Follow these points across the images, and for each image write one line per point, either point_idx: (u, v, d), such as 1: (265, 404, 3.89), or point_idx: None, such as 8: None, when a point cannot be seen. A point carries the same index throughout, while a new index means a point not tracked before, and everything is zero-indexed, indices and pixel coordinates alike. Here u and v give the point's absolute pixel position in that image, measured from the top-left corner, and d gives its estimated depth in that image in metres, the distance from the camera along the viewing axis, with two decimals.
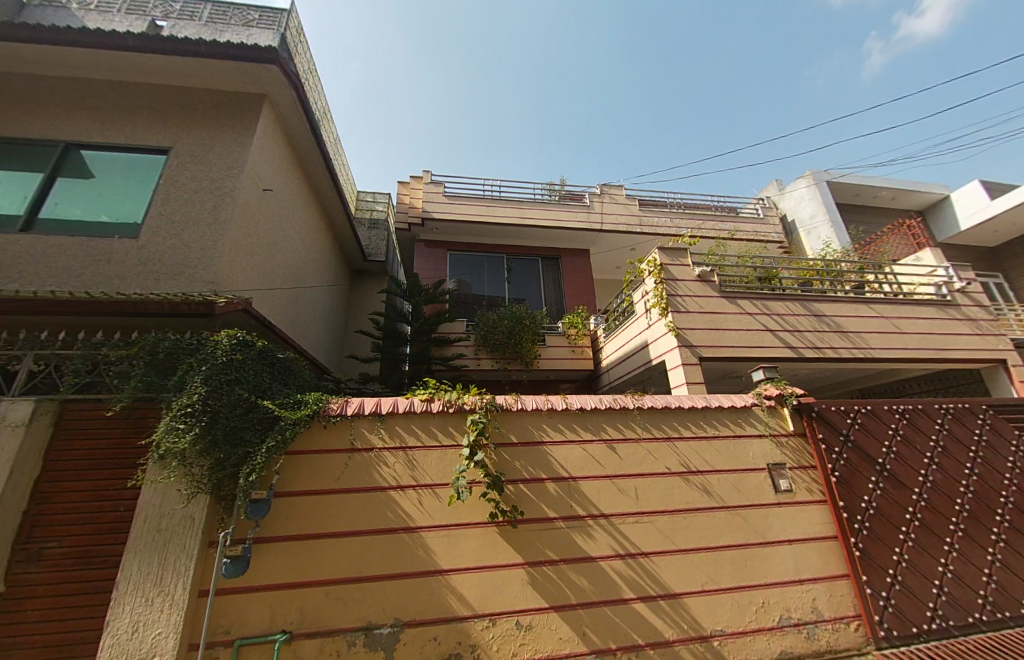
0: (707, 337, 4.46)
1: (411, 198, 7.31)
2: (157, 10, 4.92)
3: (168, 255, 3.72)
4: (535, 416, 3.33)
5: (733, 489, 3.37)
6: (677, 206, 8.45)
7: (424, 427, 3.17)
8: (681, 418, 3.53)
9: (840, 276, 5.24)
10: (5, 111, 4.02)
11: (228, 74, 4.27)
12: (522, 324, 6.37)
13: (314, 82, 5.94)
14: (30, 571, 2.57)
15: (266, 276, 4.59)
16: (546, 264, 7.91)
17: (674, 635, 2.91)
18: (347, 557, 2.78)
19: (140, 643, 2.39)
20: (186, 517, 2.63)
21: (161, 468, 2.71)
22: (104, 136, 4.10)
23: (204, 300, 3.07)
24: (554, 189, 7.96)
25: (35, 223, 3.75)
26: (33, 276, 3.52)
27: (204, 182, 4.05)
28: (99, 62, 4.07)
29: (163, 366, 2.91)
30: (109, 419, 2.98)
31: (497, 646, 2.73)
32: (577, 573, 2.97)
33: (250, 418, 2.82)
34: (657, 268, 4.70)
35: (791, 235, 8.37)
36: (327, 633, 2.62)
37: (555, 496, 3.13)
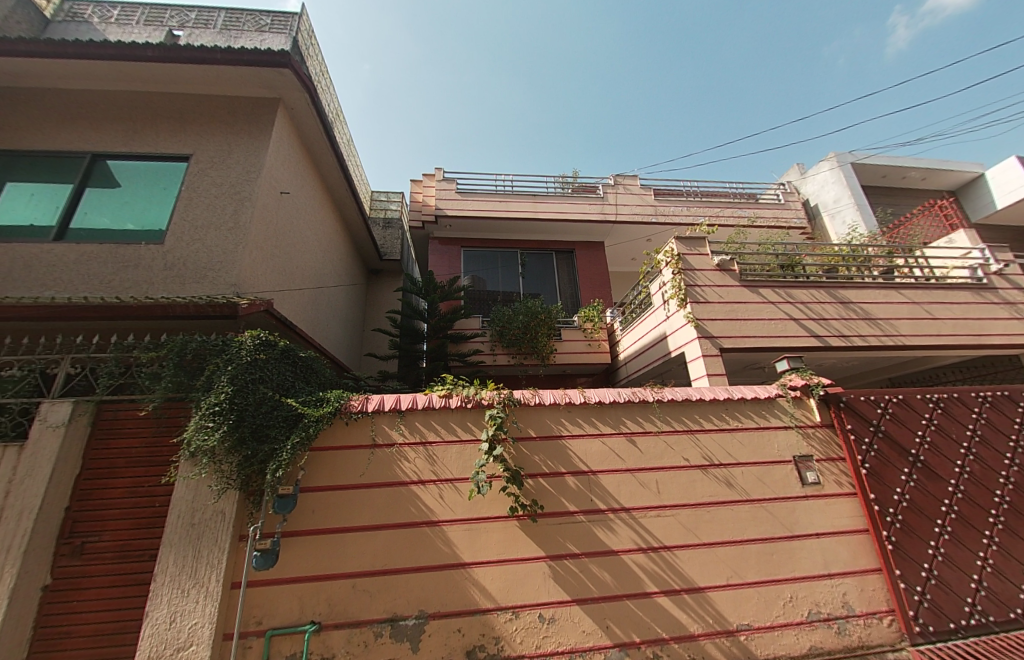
0: (728, 328, 4.35)
1: (423, 197, 7.36)
2: (174, 20, 5.10)
3: (191, 260, 3.82)
4: (553, 411, 3.32)
5: (758, 481, 3.29)
6: (693, 195, 8.27)
7: (443, 423, 3.19)
8: (702, 410, 3.46)
9: (867, 262, 5.03)
10: (37, 124, 4.21)
11: (244, 79, 4.34)
12: (538, 319, 6.32)
13: (326, 84, 6.01)
14: (73, 564, 2.70)
15: (285, 278, 4.68)
16: (560, 257, 7.84)
17: (700, 630, 2.88)
18: (371, 551, 2.83)
19: (177, 633, 2.49)
20: (217, 511, 2.73)
21: (192, 466, 2.81)
22: (127, 145, 4.23)
23: (227, 302, 3.15)
24: (566, 182, 7.87)
25: (66, 232, 3.90)
26: (68, 283, 3.67)
27: (224, 187, 4.14)
28: (121, 74, 4.21)
29: (191, 367, 3.00)
30: (141, 419, 3.10)
31: (520, 638, 2.75)
32: (599, 566, 2.96)
33: (275, 416, 2.89)
34: (673, 258, 4.59)
35: (813, 220, 8.07)
36: (354, 624, 2.68)
37: (575, 490, 3.12)
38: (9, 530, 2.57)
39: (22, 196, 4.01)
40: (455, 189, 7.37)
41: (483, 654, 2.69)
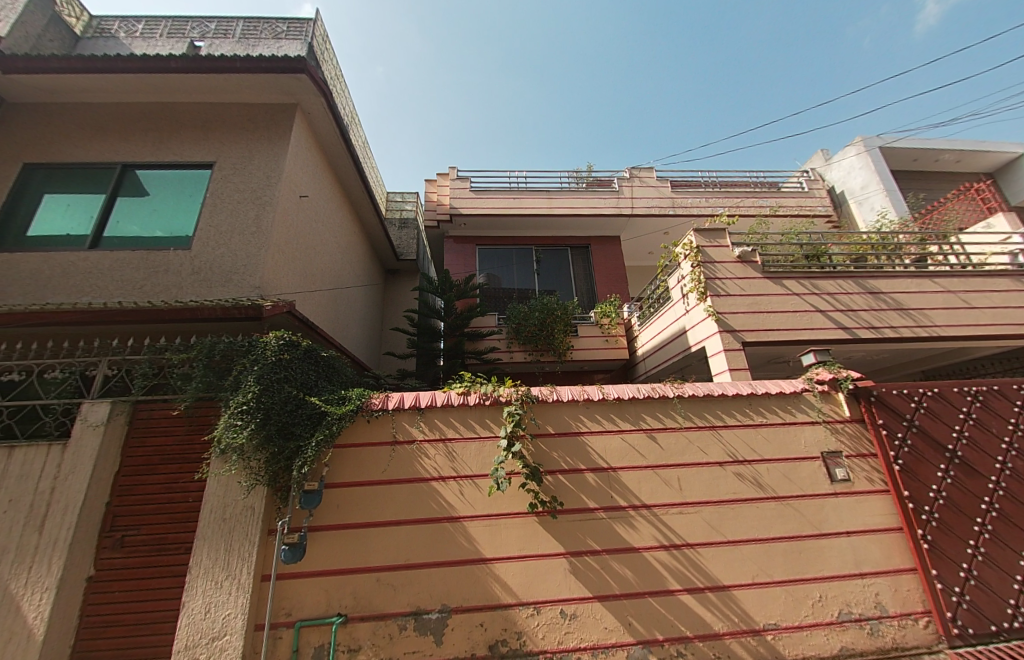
0: (750, 321, 4.24)
1: (438, 196, 7.40)
2: (195, 31, 5.25)
3: (217, 264, 3.94)
4: (571, 407, 3.31)
5: (784, 478, 3.21)
6: (711, 186, 8.08)
7: (462, 420, 3.22)
8: (724, 405, 3.39)
9: (898, 250, 4.82)
10: (73, 138, 4.42)
11: (263, 86, 4.45)
12: (554, 315, 6.29)
13: (341, 88, 6.10)
14: (115, 556, 2.84)
15: (306, 280, 4.79)
16: (576, 253, 7.78)
17: (725, 629, 2.83)
18: (394, 546, 2.89)
19: (211, 623, 2.59)
20: (247, 506, 2.83)
21: (223, 462, 2.92)
22: (154, 155, 4.40)
23: (252, 304, 3.25)
24: (581, 176, 7.81)
25: (100, 240, 4.09)
26: (103, 289, 3.85)
27: (246, 193, 4.25)
28: (148, 86, 4.38)
29: (219, 368, 3.11)
30: (173, 418, 3.22)
31: (542, 634, 2.76)
32: (620, 563, 2.94)
33: (300, 414, 2.97)
34: (692, 250, 4.50)
35: (840, 207, 7.76)
36: (379, 617, 2.74)
37: (595, 487, 3.11)
38: (56, 523, 2.72)
39: (60, 207, 4.22)
40: (469, 188, 7.40)
41: (506, 649, 2.71)
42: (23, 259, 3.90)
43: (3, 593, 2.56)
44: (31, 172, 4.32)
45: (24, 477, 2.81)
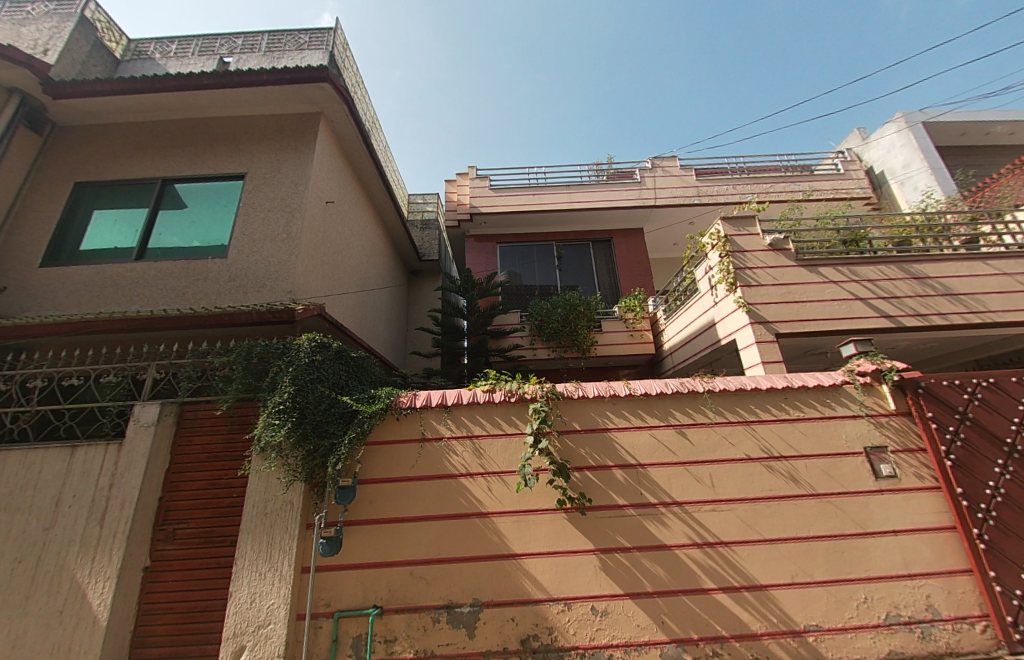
0: (783, 311, 4.07)
1: (458, 195, 7.46)
2: (224, 47, 5.47)
3: (252, 270, 4.12)
4: (597, 403, 3.28)
5: (824, 475, 3.08)
6: (738, 173, 7.80)
7: (488, 417, 3.25)
8: (758, 400, 3.28)
9: (946, 231, 4.51)
10: (118, 156, 4.71)
11: (289, 97, 4.61)
12: (577, 311, 6.23)
13: (362, 94, 6.23)
14: (168, 548, 3.04)
15: (334, 283, 4.94)
16: (598, 247, 7.67)
17: (763, 629, 2.75)
18: (426, 540, 2.95)
19: (257, 612, 2.73)
20: (286, 502, 2.95)
21: (263, 460, 3.06)
22: (191, 169, 4.63)
23: (286, 308, 3.38)
24: (601, 169, 7.69)
25: (145, 252, 4.34)
26: (149, 297, 4.09)
27: (276, 201, 4.42)
28: (183, 103, 4.62)
29: (257, 370, 3.25)
30: (216, 417, 3.40)
31: (574, 630, 2.76)
32: (651, 561, 2.90)
33: (333, 412, 3.08)
34: (720, 240, 4.36)
35: (880, 189, 7.32)
36: (414, 609, 2.81)
37: (623, 483, 3.07)
38: (115, 517, 2.92)
39: (108, 222, 4.50)
40: (488, 186, 7.42)
41: (537, 644, 2.73)
42: (78, 272, 4.20)
43: (71, 581, 2.78)
44: (82, 190, 4.63)
45: (86, 474, 3.03)
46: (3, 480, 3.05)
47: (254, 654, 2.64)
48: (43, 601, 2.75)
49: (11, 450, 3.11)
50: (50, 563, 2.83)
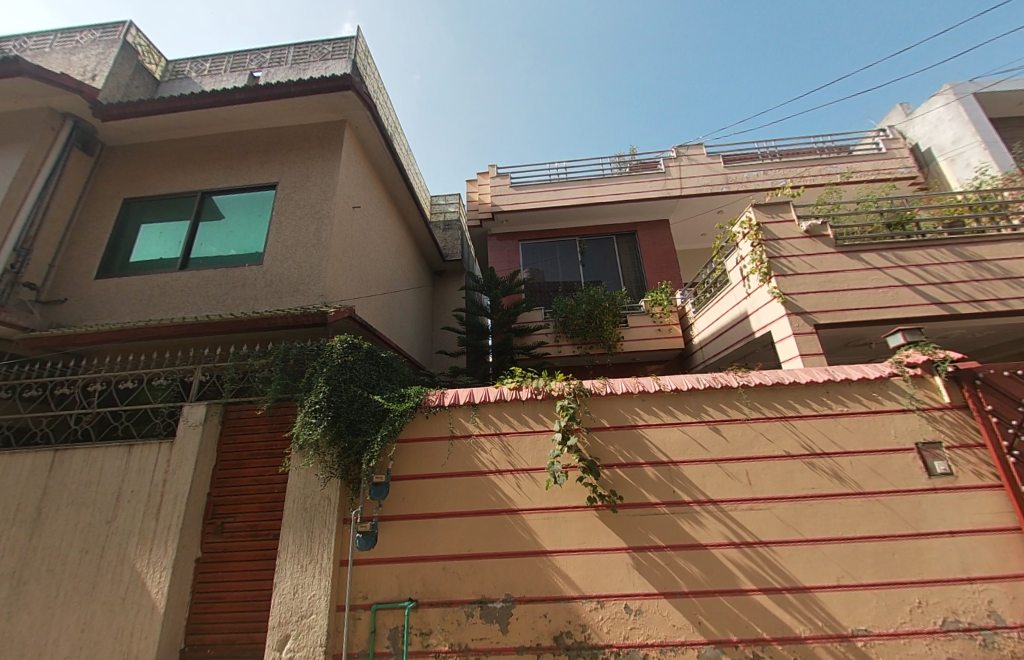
0: (823, 301, 3.87)
1: (479, 194, 7.50)
2: (253, 62, 5.71)
3: (286, 276, 4.29)
4: (626, 400, 3.23)
5: (871, 472, 2.92)
6: (768, 158, 7.48)
7: (516, 414, 3.27)
8: (797, 394, 3.14)
9: (1005, 209, 4.16)
10: (162, 171, 5.00)
11: (314, 106, 4.76)
12: (602, 307, 6.15)
13: (384, 99, 6.36)
14: (218, 540, 3.23)
15: (362, 285, 5.07)
16: (622, 241, 7.53)
17: (807, 632, 2.64)
18: (458, 536, 3.00)
19: (300, 602, 2.85)
20: (324, 497, 3.07)
21: (302, 457, 3.18)
22: (227, 181, 4.86)
23: (319, 312, 3.50)
24: (624, 161, 7.55)
25: (188, 261, 4.60)
26: (193, 304, 4.33)
27: (306, 208, 4.58)
28: (218, 118, 4.86)
29: (294, 371, 3.38)
30: (258, 416, 3.57)
31: (607, 628, 2.74)
32: (686, 560, 2.84)
33: (365, 411, 3.17)
34: (752, 228, 4.19)
35: (927, 167, 6.84)
36: (448, 603, 2.87)
37: (655, 481, 3.02)
38: (169, 511, 3.11)
39: (154, 235, 4.79)
40: (509, 184, 7.43)
41: (571, 640, 2.73)
42: (130, 283, 4.50)
43: (133, 570, 2.99)
44: (130, 206, 4.95)
45: (143, 471, 3.25)
46: (70, 476, 3.31)
47: (298, 643, 2.76)
48: (107, 587, 2.97)
49: (77, 448, 3.37)
50: (114, 553, 3.06)
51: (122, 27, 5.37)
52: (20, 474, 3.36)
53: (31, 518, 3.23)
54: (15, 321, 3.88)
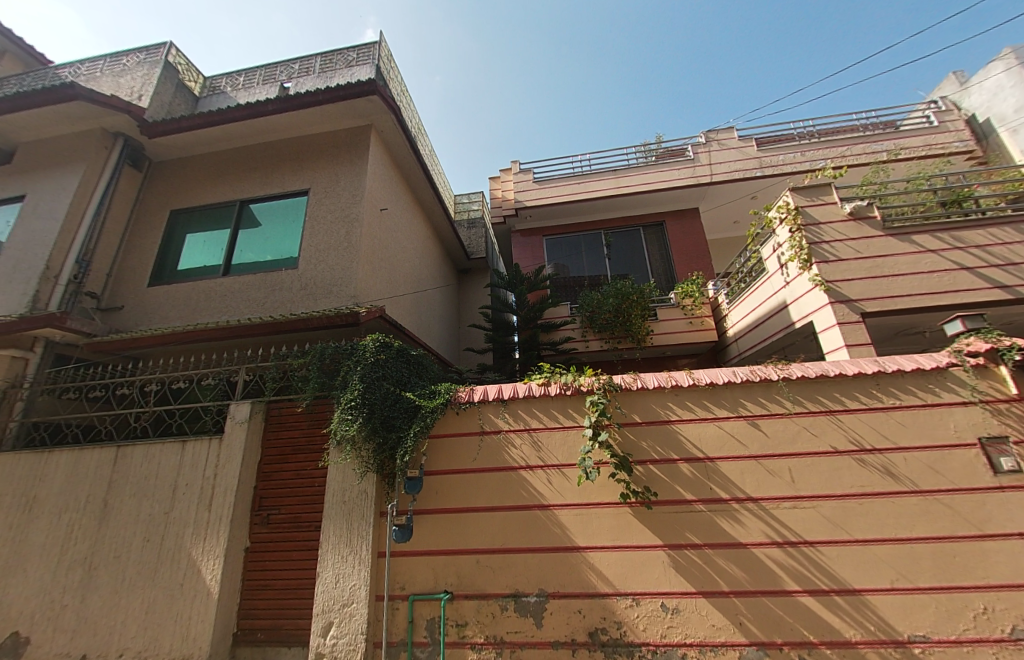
0: (869, 288, 3.64)
1: (503, 192, 7.52)
2: (284, 74, 5.93)
3: (320, 278, 4.45)
4: (658, 395, 3.16)
5: (928, 469, 2.73)
6: (805, 139, 7.10)
7: (545, 410, 3.26)
8: (843, 387, 2.98)
9: None
10: (204, 183, 5.29)
11: (341, 113, 4.90)
12: (630, 300, 6.03)
13: (407, 101, 6.46)
14: (265, 531, 3.41)
15: (391, 285, 5.19)
16: (649, 232, 7.35)
17: (858, 637, 2.50)
18: (490, 531, 3.03)
19: (341, 591, 2.97)
20: (361, 491, 3.17)
21: (339, 452, 3.30)
22: (263, 189, 5.09)
23: (351, 312, 3.62)
24: (649, 150, 7.36)
25: (230, 267, 4.85)
26: (236, 307, 4.57)
27: (336, 212, 4.72)
28: (252, 130, 5.09)
29: (330, 369, 3.51)
30: (298, 414, 3.73)
31: (643, 626, 2.70)
32: (725, 559, 2.75)
33: (398, 407, 3.26)
34: (790, 213, 3.99)
35: (987, 140, 6.20)
36: (482, 597, 2.91)
37: (690, 478, 2.94)
38: (220, 503, 3.31)
39: (198, 243, 5.08)
40: (532, 179, 7.40)
41: (606, 637, 2.71)
42: (179, 289, 4.80)
43: (190, 557, 3.20)
44: (176, 217, 5.26)
45: (196, 464, 3.47)
46: (132, 469, 3.57)
47: (341, 629, 2.88)
48: (168, 573, 3.20)
49: (138, 443, 3.63)
50: (172, 540, 3.28)
51: (164, 48, 5.71)
52: (88, 467, 3.66)
53: (100, 507, 3.52)
54: (80, 327, 4.21)
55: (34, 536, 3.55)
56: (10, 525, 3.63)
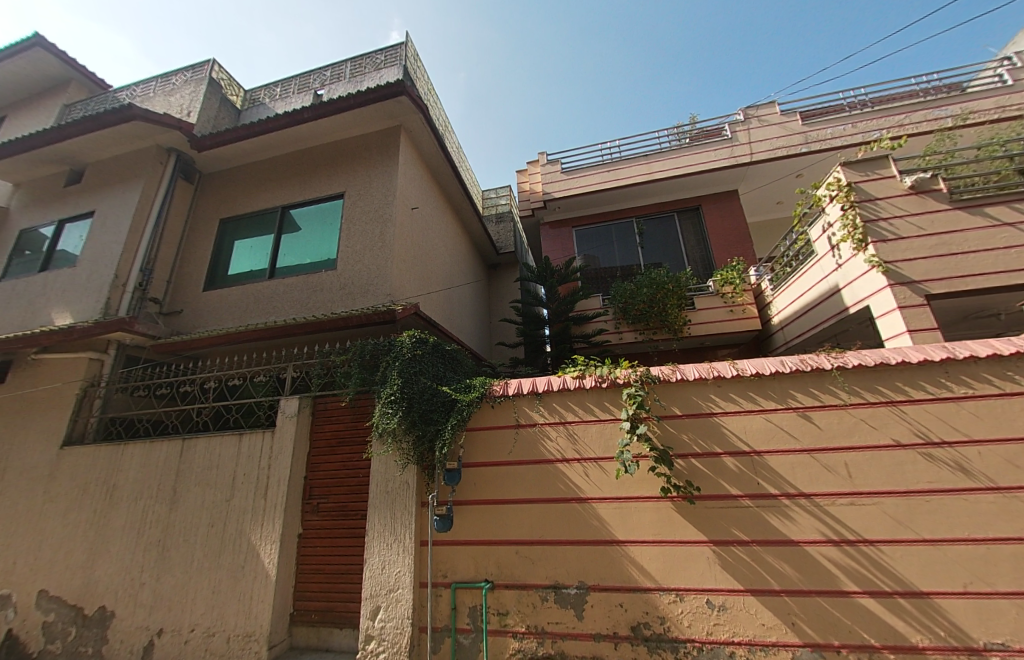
0: (935, 267, 3.34)
1: (531, 184, 7.48)
2: (317, 81, 6.15)
3: (358, 278, 4.61)
4: (699, 387, 3.06)
5: (1007, 465, 2.49)
6: (856, 109, 6.59)
7: (581, 403, 3.24)
8: (906, 375, 2.76)
9: None
10: (248, 191, 5.60)
11: (372, 115, 5.03)
12: (665, 289, 5.85)
13: (435, 100, 6.53)
14: (316, 518, 3.60)
15: (424, 282, 5.29)
16: (684, 218, 7.09)
17: (927, 642, 2.33)
18: (528, 522, 3.06)
19: (388, 577, 3.10)
20: (403, 481, 3.28)
21: (382, 444, 3.43)
22: (302, 195, 5.32)
23: (387, 309, 3.73)
24: (683, 132, 7.08)
25: (274, 270, 5.12)
26: (282, 308, 4.83)
27: (371, 213, 4.86)
28: (291, 137, 5.32)
29: (370, 365, 3.64)
30: (342, 408, 3.89)
31: (688, 622, 2.64)
32: (775, 556, 2.64)
33: (435, 401, 3.34)
34: (841, 190, 3.73)
35: None
36: (523, 587, 2.94)
37: (735, 472, 2.84)
38: (275, 491, 3.53)
39: (245, 249, 5.39)
40: (560, 170, 7.30)
41: (649, 631, 2.67)
42: (230, 292, 5.12)
43: (249, 542, 3.44)
44: (224, 225, 5.61)
45: (252, 455, 3.72)
46: (196, 461, 3.87)
47: (388, 613, 3.01)
48: (231, 556, 3.45)
49: (200, 437, 3.93)
50: (234, 526, 3.54)
51: (208, 66, 6.05)
52: (159, 459, 4.00)
53: (170, 495, 3.84)
54: (146, 330, 4.59)
55: (115, 520, 3.93)
56: (95, 511, 4.03)
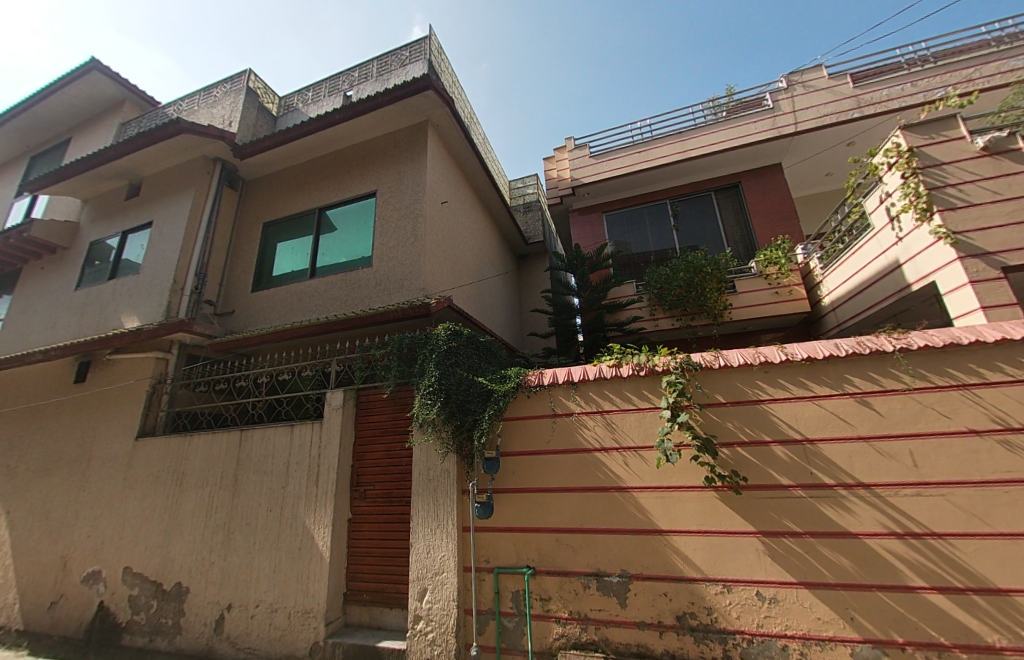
0: (1015, 235, 3.00)
1: (558, 171, 7.36)
2: (345, 83, 6.29)
3: (393, 273, 4.73)
4: (743, 373, 2.94)
5: None
6: (915, 66, 5.99)
7: (618, 391, 3.20)
8: (980, 356, 2.52)
9: None
10: (287, 195, 5.85)
11: (400, 113, 5.10)
12: (703, 273, 5.62)
13: (459, 92, 6.53)
14: (363, 504, 3.78)
15: (456, 275, 5.37)
16: (721, 196, 6.75)
17: (1005, 642, 2.16)
18: (568, 510, 3.07)
19: (433, 560, 3.22)
20: (444, 469, 3.38)
21: (422, 434, 3.54)
22: (336, 195, 5.50)
23: (423, 303, 3.82)
24: (719, 105, 6.70)
25: (315, 270, 5.34)
26: (323, 306, 5.04)
27: (402, 209, 4.96)
28: (324, 140, 5.49)
29: (408, 358, 3.74)
30: (383, 400, 4.03)
31: (737, 613, 2.58)
32: (831, 548, 2.52)
33: (472, 391, 3.40)
34: (902, 156, 3.42)
35: None
36: (565, 573, 2.97)
37: (785, 461, 2.72)
38: (326, 479, 3.73)
39: (287, 250, 5.65)
40: (588, 154, 7.14)
41: (695, 622, 2.64)
42: (276, 292, 5.41)
43: (304, 526, 3.67)
44: (267, 229, 5.90)
45: (303, 445, 3.94)
46: (253, 451, 4.15)
47: (435, 595, 3.14)
48: (288, 539, 3.70)
49: (256, 428, 4.21)
50: (289, 511, 3.78)
51: (245, 76, 6.32)
52: (220, 449, 4.32)
53: (231, 482, 4.15)
54: (204, 330, 4.92)
55: (185, 506, 4.30)
56: (168, 496, 4.42)
